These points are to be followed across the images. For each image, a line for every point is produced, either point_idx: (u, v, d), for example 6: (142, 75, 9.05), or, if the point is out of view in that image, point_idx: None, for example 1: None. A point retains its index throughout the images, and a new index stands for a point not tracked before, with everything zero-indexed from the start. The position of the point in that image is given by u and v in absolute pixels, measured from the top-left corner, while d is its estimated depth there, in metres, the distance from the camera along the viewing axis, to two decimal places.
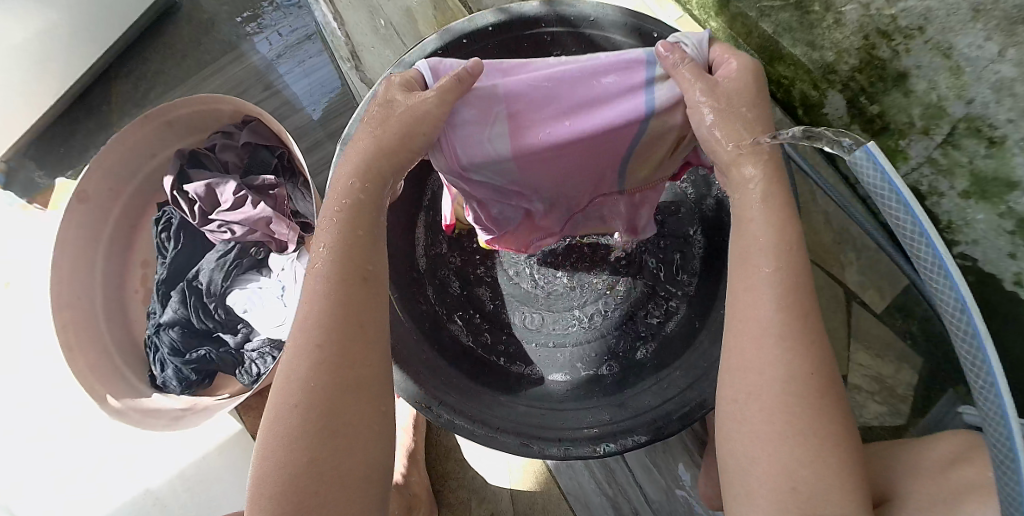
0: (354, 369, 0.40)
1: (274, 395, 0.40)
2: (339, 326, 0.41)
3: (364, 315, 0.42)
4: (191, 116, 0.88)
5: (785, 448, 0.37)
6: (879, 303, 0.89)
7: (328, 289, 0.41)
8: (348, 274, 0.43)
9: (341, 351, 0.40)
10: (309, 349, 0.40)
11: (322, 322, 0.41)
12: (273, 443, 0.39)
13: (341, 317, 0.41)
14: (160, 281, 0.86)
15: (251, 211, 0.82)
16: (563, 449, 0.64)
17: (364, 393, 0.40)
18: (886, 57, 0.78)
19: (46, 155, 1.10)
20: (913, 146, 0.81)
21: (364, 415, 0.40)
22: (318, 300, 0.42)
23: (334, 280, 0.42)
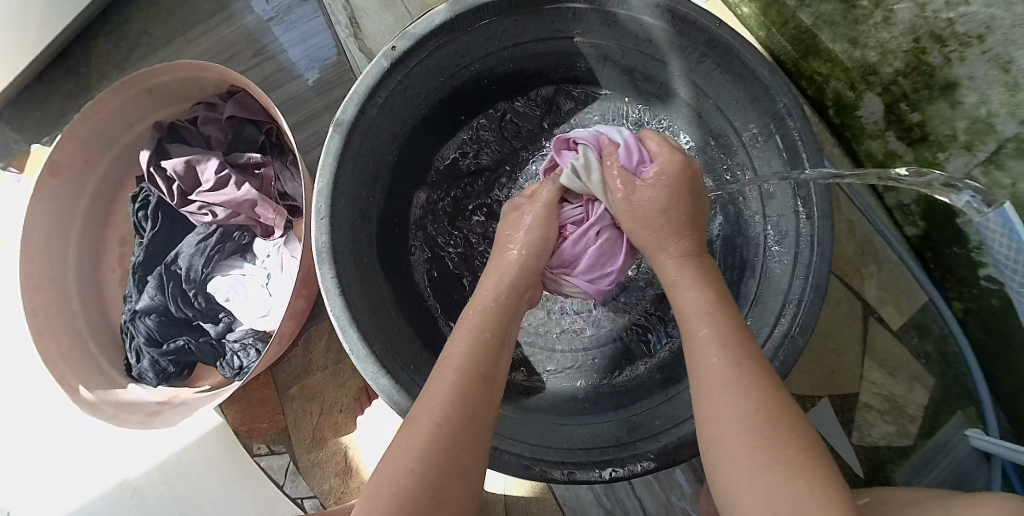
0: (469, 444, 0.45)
1: (389, 459, 0.44)
2: (459, 399, 0.47)
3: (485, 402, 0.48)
4: (170, 83, 0.80)
5: (753, 481, 0.39)
6: (897, 320, 0.86)
7: (461, 378, 0.48)
8: (481, 343, 0.52)
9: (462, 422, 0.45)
10: (442, 410, 0.46)
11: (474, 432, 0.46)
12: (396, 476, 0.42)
13: (471, 393, 0.48)
14: (137, 265, 0.80)
15: (235, 193, 0.75)
16: (567, 473, 0.58)
17: (464, 474, 0.44)
18: (936, 64, 0.70)
19: (22, 118, 1.01)
20: (952, 161, 0.75)
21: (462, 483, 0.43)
22: (454, 374, 0.49)
23: (472, 368, 0.49)
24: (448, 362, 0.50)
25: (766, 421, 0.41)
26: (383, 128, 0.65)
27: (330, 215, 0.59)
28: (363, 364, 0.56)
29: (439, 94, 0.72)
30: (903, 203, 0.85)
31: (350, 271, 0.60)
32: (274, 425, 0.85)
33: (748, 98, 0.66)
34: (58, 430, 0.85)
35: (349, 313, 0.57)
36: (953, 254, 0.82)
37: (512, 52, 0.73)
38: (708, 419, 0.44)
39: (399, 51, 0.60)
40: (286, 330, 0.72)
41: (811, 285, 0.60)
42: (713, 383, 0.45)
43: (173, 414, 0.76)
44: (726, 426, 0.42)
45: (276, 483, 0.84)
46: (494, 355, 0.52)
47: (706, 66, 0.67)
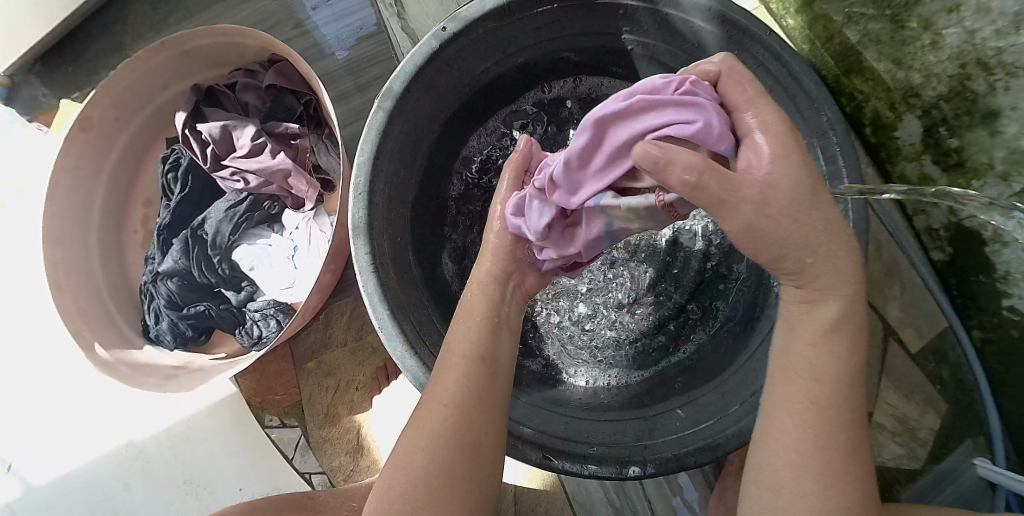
0: (470, 436, 0.46)
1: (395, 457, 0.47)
2: (438, 397, 0.48)
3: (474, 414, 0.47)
4: (212, 47, 0.79)
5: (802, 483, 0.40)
6: (915, 343, 0.87)
7: (459, 391, 0.48)
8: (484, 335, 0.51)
9: (450, 425, 0.46)
10: (437, 402, 0.47)
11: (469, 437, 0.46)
12: (395, 485, 0.45)
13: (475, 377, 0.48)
14: (162, 226, 0.79)
15: (270, 161, 0.74)
16: (586, 468, 0.58)
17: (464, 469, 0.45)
18: (980, 91, 0.70)
19: (54, 73, 1.00)
20: (986, 190, 0.74)
21: (466, 478, 0.45)
22: (459, 387, 0.48)
23: (471, 380, 0.48)
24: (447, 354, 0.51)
25: (830, 398, 0.41)
26: (426, 107, 0.65)
27: (370, 189, 0.58)
28: (391, 343, 0.56)
29: (483, 79, 0.71)
30: (932, 227, 0.84)
31: (385, 250, 0.60)
32: (288, 398, 0.84)
33: (793, 109, 0.65)
34: (72, 389, 0.86)
35: (380, 291, 0.57)
36: (977, 282, 0.81)
37: (559, 44, 0.73)
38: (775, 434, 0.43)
39: (449, 33, 0.60)
40: (310, 304, 0.71)
41: None
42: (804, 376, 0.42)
43: (189, 379, 0.76)
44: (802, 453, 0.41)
45: (284, 453, 0.84)
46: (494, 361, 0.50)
47: (753, 72, 0.66)
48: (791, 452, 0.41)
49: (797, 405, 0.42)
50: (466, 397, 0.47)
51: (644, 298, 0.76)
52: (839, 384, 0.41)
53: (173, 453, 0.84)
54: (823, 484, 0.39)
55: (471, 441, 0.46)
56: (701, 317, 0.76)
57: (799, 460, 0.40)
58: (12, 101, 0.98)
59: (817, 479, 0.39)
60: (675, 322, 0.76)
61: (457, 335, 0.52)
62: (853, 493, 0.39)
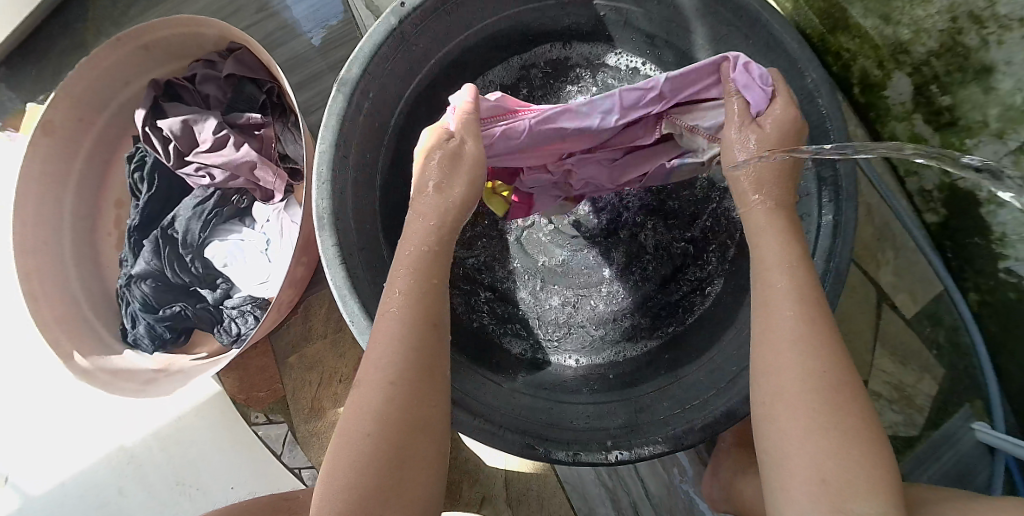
0: (420, 403, 0.42)
1: (342, 425, 0.41)
2: (382, 356, 0.43)
3: (431, 373, 0.43)
4: (170, 40, 0.76)
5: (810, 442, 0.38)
6: (910, 308, 0.84)
7: (407, 342, 0.43)
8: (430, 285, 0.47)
9: (397, 390, 0.41)
10: (382, 361, 0.42)
11: (429, 398, 0.42)
12: (344, 463, 0.39)
13: (417, 331, 0.44)
14: (132, 228, 0.78)
15: (233, 154, 0.72)
16: (572, 454, 0.56)
17: (431, 432, 0.42)
18: (972, 46, 0.67)
19: (16, 75, 0.97)
20: (980, 149, 0.71)
21: (422, 449, 0.41)
22: (412, 339, 0.43)
23: (419, 333, 0.44)
24: (387, 307, 0.46)
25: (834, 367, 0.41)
26: (389, 88, 0.62)
27: (332, 178, 0.56)
28: (362, 337, 0.54)
29: (448, 56, 0.69)
30: (925, 188, 0.81)
31: (353, 241, 0.58)
32: (272, 394, 0.84)
33: (774, 72, 0.62)
34: (57, 398, 0.85)
35: (349, 283, 0.55)
36: (973, 245, 0.79)
37: (524, 12, 0.70)
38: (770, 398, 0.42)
39: (407, 9, 0.58)
40: (285, 298, 0.70)
41: (830, 268, 0.58)
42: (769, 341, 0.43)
43: (170, 381, 0.75)
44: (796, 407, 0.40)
45: (272, 450, 0.83)
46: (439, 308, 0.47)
47: (732, 34, 0.63)
48: (805, 412, 0.40)
49: (789, 354, 0.42)
50: (411, 356, 0.43)
51: (627, 271, 0.75)
52: (803, 335, 0.42)
53: (162, 455, 0.84)
54: (829, 451, 0.38)
55: (421, 408, 0.42)
56: (689, 287, 0.73)
57: (811, 419, 0.39)
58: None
59: (838, 456, 0.37)
60: (661, 293, 0.74)
61: (398, 279, 0.47)
62: (869, 481, 0.37)
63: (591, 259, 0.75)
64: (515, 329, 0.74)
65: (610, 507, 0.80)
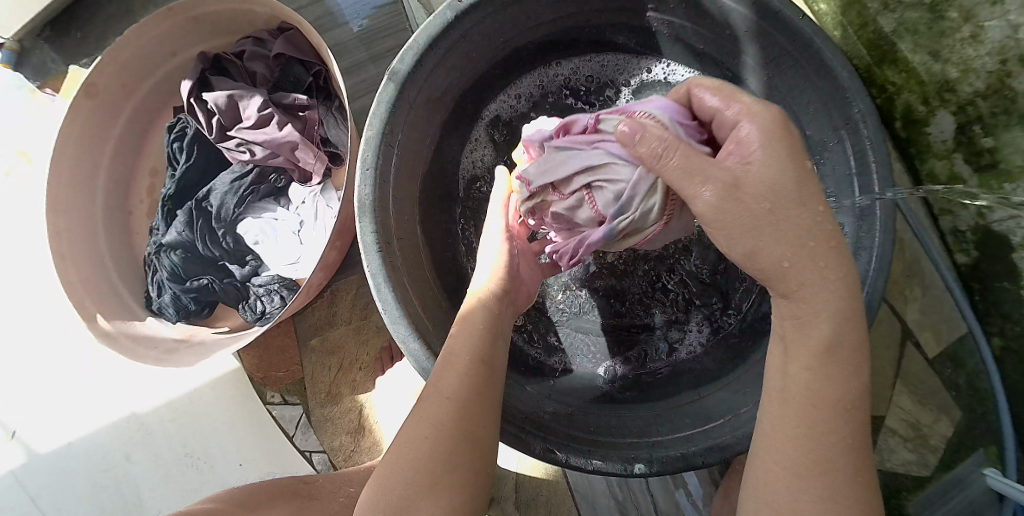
0: (466, 422, 0.46)
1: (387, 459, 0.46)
2: (430, 385, 0.48)
3: (470, 416, 0.46)
4: (222, 14, 0.77)
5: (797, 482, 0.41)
6: (934, 348, 0.84)
7: (459, 397, 0.47)
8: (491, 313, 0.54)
9: (451, 410, 0.46)
10: (442, 394, 0.47)
11: (456, 455, 0.45)
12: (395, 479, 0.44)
13: (476, 371, 0.48)
14: (167, 197, 0.78)
15: (276, 133, 0.72)
16: (591, 463, 0.56)
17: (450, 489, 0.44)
18: (1021, 90, 0.67)
19: (61, 37, 0.97)
20: (1018, 194, 0.71)
21: (465, 457, 0.45)
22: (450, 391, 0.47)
23: (468, 392, 0.47)
24: (449, 350, 0.50)
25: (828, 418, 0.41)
26: (438, 80, 0.62)
27: (377, 166, 0.57)
28: (395, 324, 0.55)
29: (499, 53, 0.69)
30: (958, 228, 0.81)
31: (391, 230, 0.58)
32: (290, 375, 0.84)
33: (822, 100, 0.62)
34: (77, 360, 0.86)
35: (385, 270, 0.55)
36: (1002, 288, 0.78)
37: (574, 18, 0.70)
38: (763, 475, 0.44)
39: (465, 4, 0.57)
40: (315, 281, 0.70)
41: (867, 300, 0.57)
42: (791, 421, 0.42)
43: (190, 354, 0.75)
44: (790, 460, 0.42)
45: (284, 431, 0.83)
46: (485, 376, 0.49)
47: (783, 59, 0.63)
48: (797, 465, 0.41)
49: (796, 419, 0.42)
50: (451, 409, 0.46)
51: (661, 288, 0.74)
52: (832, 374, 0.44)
53: (173, 427, 0.84)
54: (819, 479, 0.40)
55: (462, 455, 0.45)
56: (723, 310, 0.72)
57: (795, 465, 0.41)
58: (18, 66, 0.95)
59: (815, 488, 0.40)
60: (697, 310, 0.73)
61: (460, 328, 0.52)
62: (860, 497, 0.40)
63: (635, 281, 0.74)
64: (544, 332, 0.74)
65: None
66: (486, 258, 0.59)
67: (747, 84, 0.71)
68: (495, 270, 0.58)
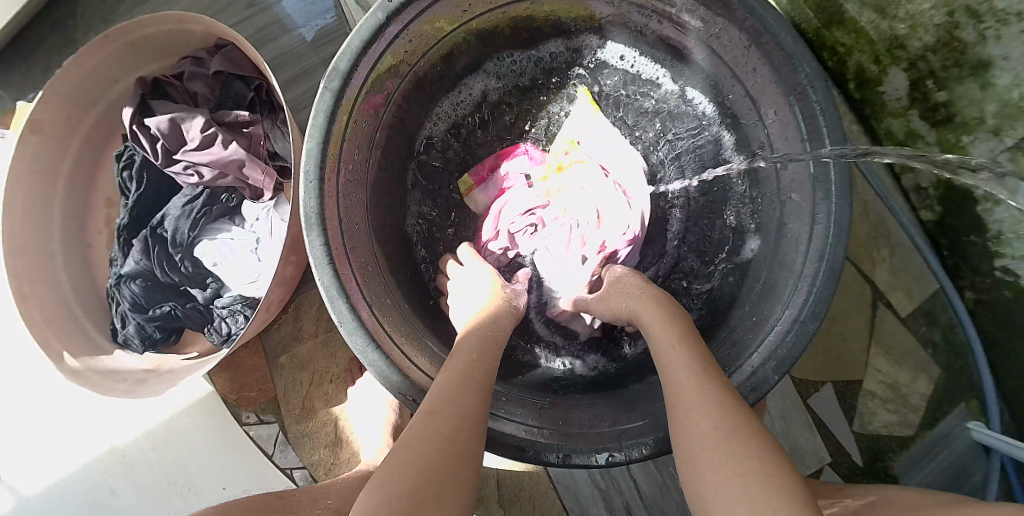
0: (462, 441, 0.42)
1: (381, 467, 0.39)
2: (439, 401, 0.46)
3: (474, 435, 0.44)
4: (157, 36, 0.76)
5: (735, 464, 0.37)
6: (907, 307, 0.83)
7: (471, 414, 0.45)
8: (483, 342, 0.54)
9: (445, 430, 0.42)
10: (451, 409, 0.45)
11: (460, 468, 0.41)
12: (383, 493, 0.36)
13: (476, 410, 0.46)
14: (121, 227, 0.77)
15: (222, 152, 0.71)
16: (564, 456, 0.55)
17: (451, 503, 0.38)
18: (969, 41, 0.66)
19: (5, 74, 0.96)
20: (978, 145, 0.70)
21: (467, 473, 0.41)
22: (462, 409, 0.45)
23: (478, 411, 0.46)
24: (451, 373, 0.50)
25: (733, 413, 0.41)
26: (377, 83, 0.61)
27: (321, 176, 0.55)
28: (353, 336, 0.54)
29: (439, 51, 0.68)
30: (921, 185, 0.80)
31: (340, 239, 0.57)
32: (264, 393, 0.83)
33: (767, 69, 0.61)
34: (52, 400, 0.85)
35: (337, 282, 0.54)
36: (969, 242, 0.78)
37: (516, 7, 0.69)
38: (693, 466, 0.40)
39: (396, 3, 0.56)
40: (275, 298, 0.69)
41: (827, 267, 0.56)
42: (692, 418, 0.41)
43: (158, 382, 0.74)
44: (703, 442, 0.39)
45: (263, 450, 0.82)
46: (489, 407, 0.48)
47: (726, 30, 0.62)
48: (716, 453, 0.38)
49: (701, 412, 0.41)
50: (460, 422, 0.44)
51: None
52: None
53: (155, 456, 0.83)
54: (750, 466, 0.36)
55: (462, 467, 0.41)
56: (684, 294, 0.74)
57: (719, 445, 0.38)
58: None
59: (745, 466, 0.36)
60: None
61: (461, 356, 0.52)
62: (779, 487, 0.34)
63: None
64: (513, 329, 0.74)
65: (602, 508, 0.79)
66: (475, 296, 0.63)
67: (694, 59, 0.71)
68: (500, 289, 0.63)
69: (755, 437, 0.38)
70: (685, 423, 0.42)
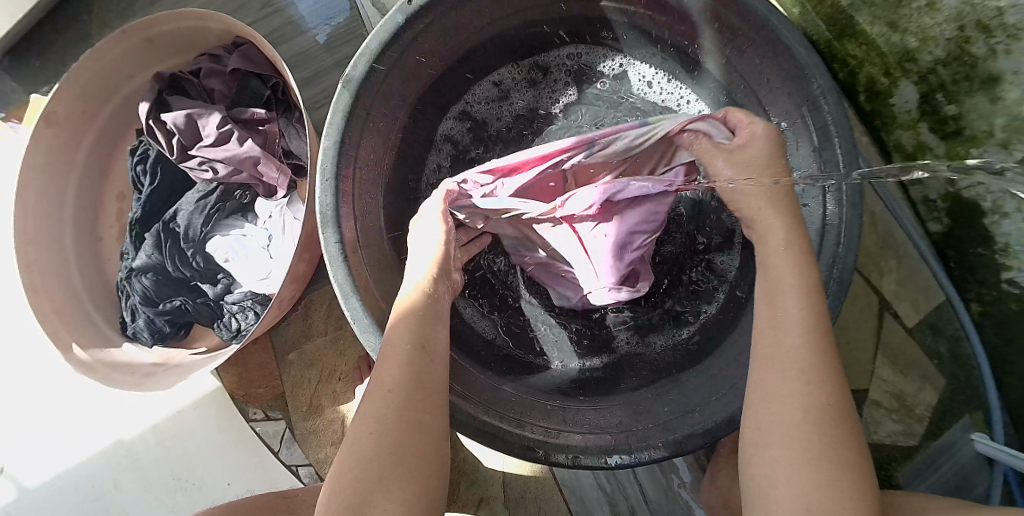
0: (410, 411, 0.44)
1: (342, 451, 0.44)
2: (373, 378, 0.47)
3: (413, 401, 0.44)
4: (175, 33, 0.76)
5: (805, 476, 0.40)
6: (912, 317, 0.84)
7: (404, 381, 0.45)
8: (423, 293, 0.52)
9: (380, 409, 0.44)
10: (383, 382, 0.45)
11: (408, 438, 0.43)
12: (343, 485, 0.41)
13: (405, 372, 0.46)
14: (134, 221, 0.78)
15: (239, 148, 0.72)
16: (571, 458, 0.55)
17: (408, 469, 0.42)
18: (980, 55, 0.67)
19: (21, 67, 0.96)
20: (985, 158, 0.70)
21: (419, 439, 0.43)
22: (391, 381, 0.45)
23: (410, 373, 0.46)
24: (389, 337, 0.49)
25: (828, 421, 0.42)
26: (394, 84, 0.61)
27: (337, 175, 0.56)
28: (365, 335, 0.54)
29: (455, 55, 0.69)
30: (929, 197, 0.81)
31: (355, 237, 0.57)
32: (271, 390, 0.84)
33: (781, 79, 0.61)
34: (57, 392, 0.85)
35: (352, 281, 0.55)
36: (977, 255, 0.78)
37: (531, 13, 0.70)
38: (768, 455, 0.43)
39: (415, 6, 0.57)
40: (286, 295, 0.70)
41: (836, 276, 0.56)
42: (775, 405, 0.44)
43: (167, 376, 0.75)
44: (793, 436, 0.42)
45: (268, 447, 0.83)
46: (427, 363, 0.47)
47: (739, 39, 0.62)
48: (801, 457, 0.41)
49: (789, 410, 0.43)
50: (395, 396, 0.44)
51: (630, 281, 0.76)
52: (801, 354, 0.45)
53: (160, 449, 0.84)
54: (819, 477, 0.40)
55: (410, 436, 0.43)
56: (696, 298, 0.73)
57: (808, 453, 0.41)
58: None
59: (819, 481, 0.40)
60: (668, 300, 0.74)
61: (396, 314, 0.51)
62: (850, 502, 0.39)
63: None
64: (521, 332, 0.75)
65: (607, 511, 0.80)
66: (420, 263, 0.55)
67: (707, 68, 0.71)
68: (440, 233, 0.57)
69: (841, 447, 0.41)
70: (770, 407, 0.45)
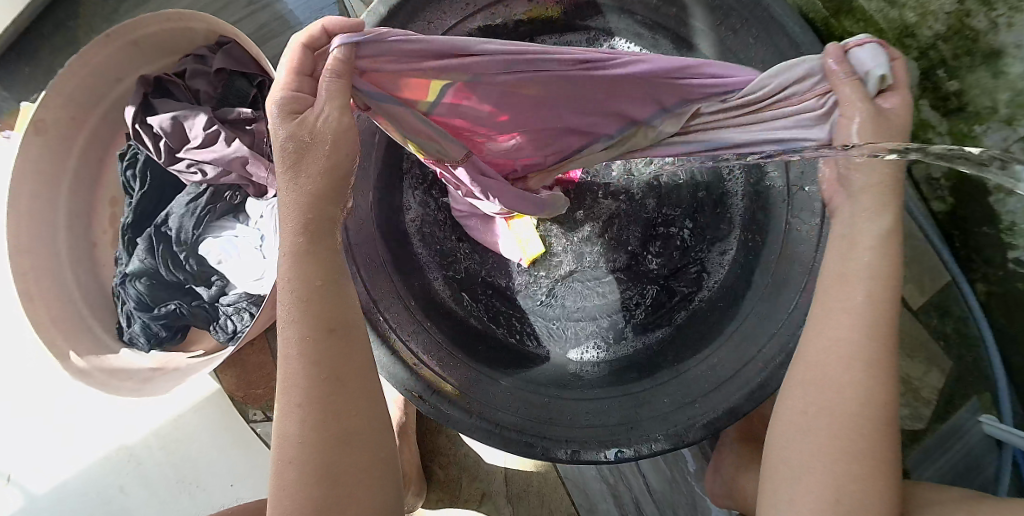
0: (339, 420, 0.37)
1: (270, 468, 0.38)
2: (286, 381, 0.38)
3: (338, 406, 0.37)
4: (159, 35, 0.75)
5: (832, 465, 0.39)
6: (917, 300, 0.83)
7: (317, 385, 0.37)
8: (318, 250, 0.38)
9: (306, 424, 0.37)
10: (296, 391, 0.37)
11: (344, 450, 0.37)
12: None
13: (320, 375, 0.37)
14: (126, 226, 0.77)
15: (226, 149, 0.71)
16: (569, 453, 0.56)
17: (361, 482, 0.37)
18: (981, 29, 0.65)
19: (10, 74, 0.96)
20: (989, 135, 0.69)
21: (365, 445, 0.38)
22: (307, 388, 0.37)
23: (321, 371, 0.37)
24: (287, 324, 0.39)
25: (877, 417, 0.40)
26: None
27: None
28: None
29: None
30: (932, 176, 0.79)
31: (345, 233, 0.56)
32: (269, 391, 0.83)
33: (776, 60, 0.59)
34: (58, 398, 0.85)
35: None
36: (981, 234, 0.77)
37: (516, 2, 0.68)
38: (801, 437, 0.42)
39: None
40: (279, 296, 0.69)
41: None
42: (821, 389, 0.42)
43: (164, 381, 0.74)
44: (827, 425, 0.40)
45: (269, 447, 0.83)
46: (340, 348, 0.38)
47: None
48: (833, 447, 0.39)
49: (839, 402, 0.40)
50: (318, 406, 0.37)
51: (627, 267, 0.74)
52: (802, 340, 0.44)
53: (163, 453, 0.83)
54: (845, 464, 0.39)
55: (347, 446, 0.37)
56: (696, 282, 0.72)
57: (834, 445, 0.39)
58: None
59: (847, 476, 0.38)
60: (666, 286, 0.73)
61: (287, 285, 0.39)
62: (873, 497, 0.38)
63: (612, 258, 0.74)
64: (518, 322, 0.73)
65: (611, 503, 0.79)
66: None
67: (700, 51, 0.68)
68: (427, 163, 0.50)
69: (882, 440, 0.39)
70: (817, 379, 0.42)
